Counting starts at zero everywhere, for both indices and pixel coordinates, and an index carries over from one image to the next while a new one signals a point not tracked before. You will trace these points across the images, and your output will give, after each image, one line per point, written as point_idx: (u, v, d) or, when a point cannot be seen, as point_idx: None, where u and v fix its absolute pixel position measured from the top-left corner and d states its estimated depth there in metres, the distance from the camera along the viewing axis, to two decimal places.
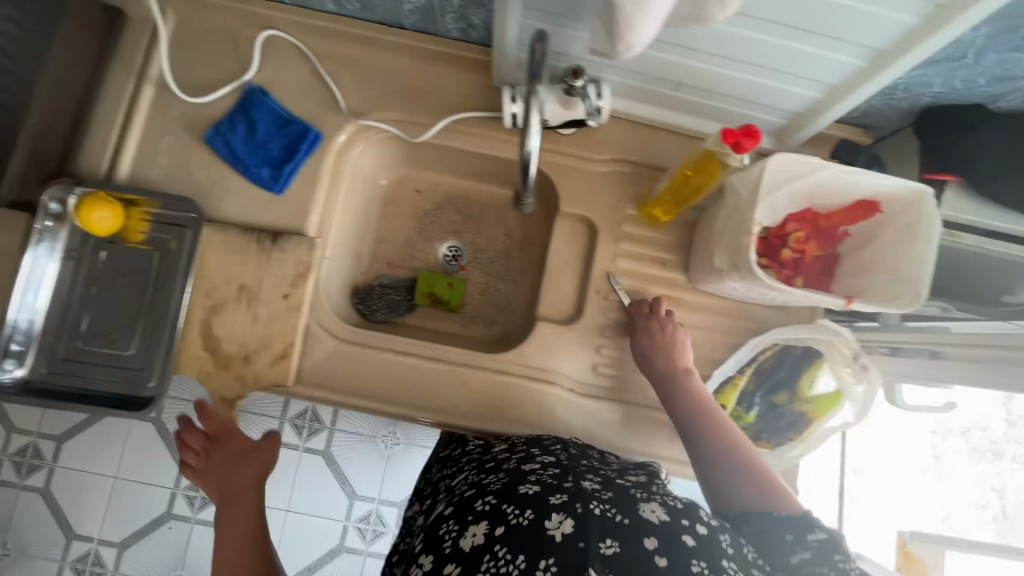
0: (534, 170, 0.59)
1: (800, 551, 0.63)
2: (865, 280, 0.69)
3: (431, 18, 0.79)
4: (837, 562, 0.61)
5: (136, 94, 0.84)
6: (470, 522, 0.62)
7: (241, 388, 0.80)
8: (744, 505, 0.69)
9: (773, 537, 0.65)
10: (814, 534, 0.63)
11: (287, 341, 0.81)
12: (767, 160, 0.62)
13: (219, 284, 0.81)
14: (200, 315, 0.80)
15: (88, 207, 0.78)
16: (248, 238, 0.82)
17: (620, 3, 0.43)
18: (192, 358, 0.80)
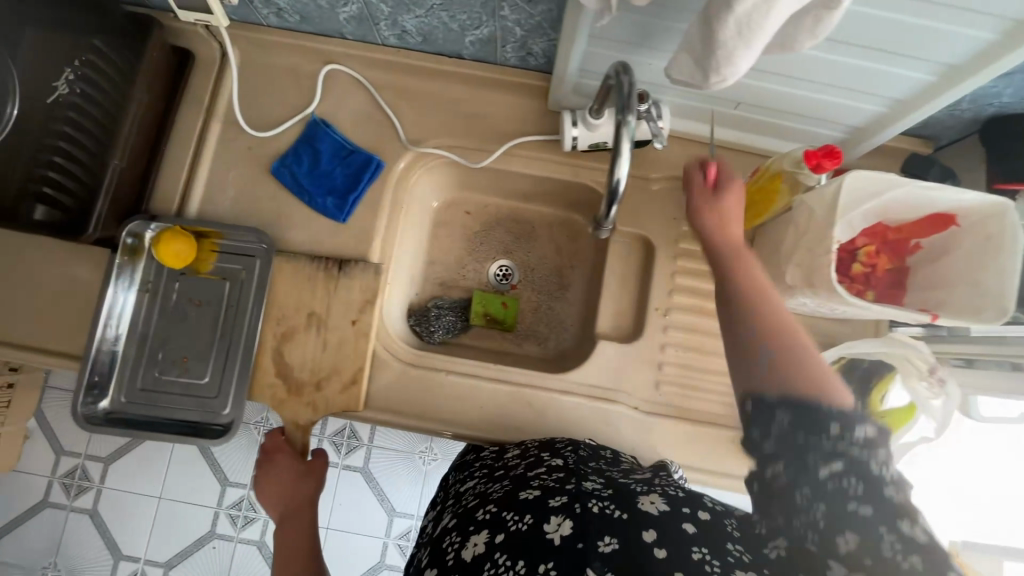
0: (620, 198, 0.60)
1: (833, 441, 0.47)
2: (942, 293, 0.69)
3: (491, 49, 0.81)
4: (872, 467, 0.46)
5: (204, 130, 0.88)
6: (471, 533, 0.62)
7: (313, 414, 0.82)
8: (778, 384, 0.51)
9: (813, 418, 0.48)
10: (864, 428, 0.47)
11: (355, 366, 0.82)
12: (843, 179, 0.62)
13: (288, 312, 0.83)
14: (272, 343, 0.83)
15: (164, 241, 0.81)
16: (316, 266, 0.84)
17: (720, 33, 0.44)
18: (266, 387, 0.82)
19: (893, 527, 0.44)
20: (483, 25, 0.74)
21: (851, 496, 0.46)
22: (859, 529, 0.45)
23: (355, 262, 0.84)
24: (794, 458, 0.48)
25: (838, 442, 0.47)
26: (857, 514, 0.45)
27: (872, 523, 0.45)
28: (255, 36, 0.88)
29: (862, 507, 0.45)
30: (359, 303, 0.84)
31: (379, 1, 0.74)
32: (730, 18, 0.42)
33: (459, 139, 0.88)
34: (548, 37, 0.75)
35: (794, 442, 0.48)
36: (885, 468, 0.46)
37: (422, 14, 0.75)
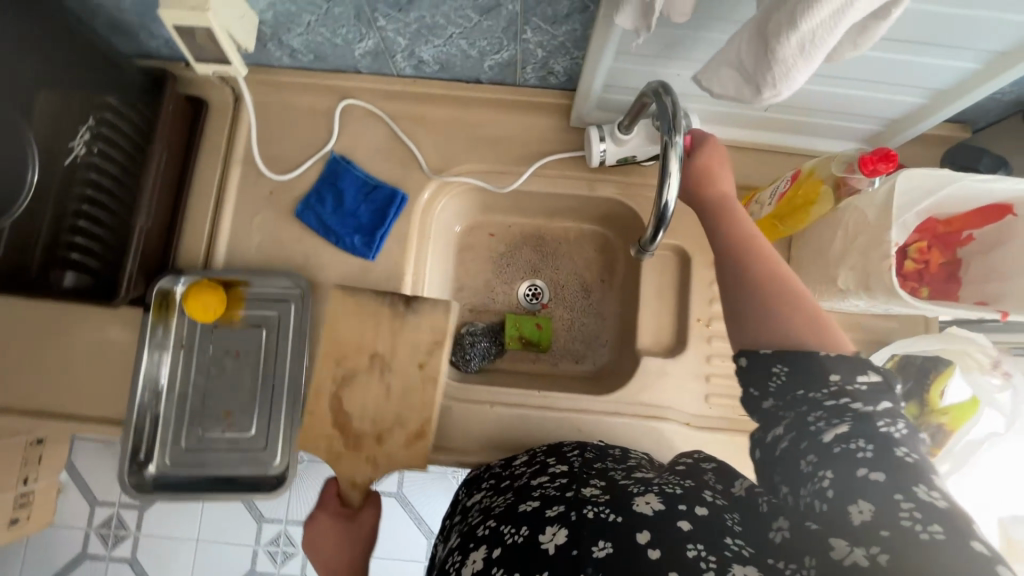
0: (668, 221, 0.58)
1: (833, 395, 0.45)
2: (1002, 285, 0.66)
3: (512, 71, 0.79)
4: (879, 425, 0.43)
5: (224, 179, 0.87)
6: (471, 549, 0.56)
7: (373, 470, 0.75)
8: (780, 341, 0.50)
9: (812, 369, 0.47)
10: (866, 377, 0.45)
11: (418, 419, 0.75)
12: (896, 179, 0.61)
13: (342, 357, 0.76)
14: (327, 390, 0.75)
15: (195, 295, 0.80)
16: (377, 305, 0.77)
17: (782, 47, 0.42)
18: (320, 439, 0.75)
19: (910, 496, 0.39)
20: (503, 49, 0.73)
21: (859, 461, 0.42)
22: (872, 498, 0.41)
23: (422, 299, 0.77)
24: (794, 423, 0.47)
25: (842, 403, 0.45)
26: (865, 480, 0.41)
27: (885, 489, 0.40)
28: (268, 78, 0.87)
29: (872, 472, 0.41)
30: (424, 347, 0.77)
31: (397, 35, 0.72)
32: (791, 32, 0.41)
33: (483, 164, 0.87)
34: (571, 56, 0.73)
35: (791, 401, 0.47)
36: (893, 426, 0.43)
37: (440, 43, 0.73)
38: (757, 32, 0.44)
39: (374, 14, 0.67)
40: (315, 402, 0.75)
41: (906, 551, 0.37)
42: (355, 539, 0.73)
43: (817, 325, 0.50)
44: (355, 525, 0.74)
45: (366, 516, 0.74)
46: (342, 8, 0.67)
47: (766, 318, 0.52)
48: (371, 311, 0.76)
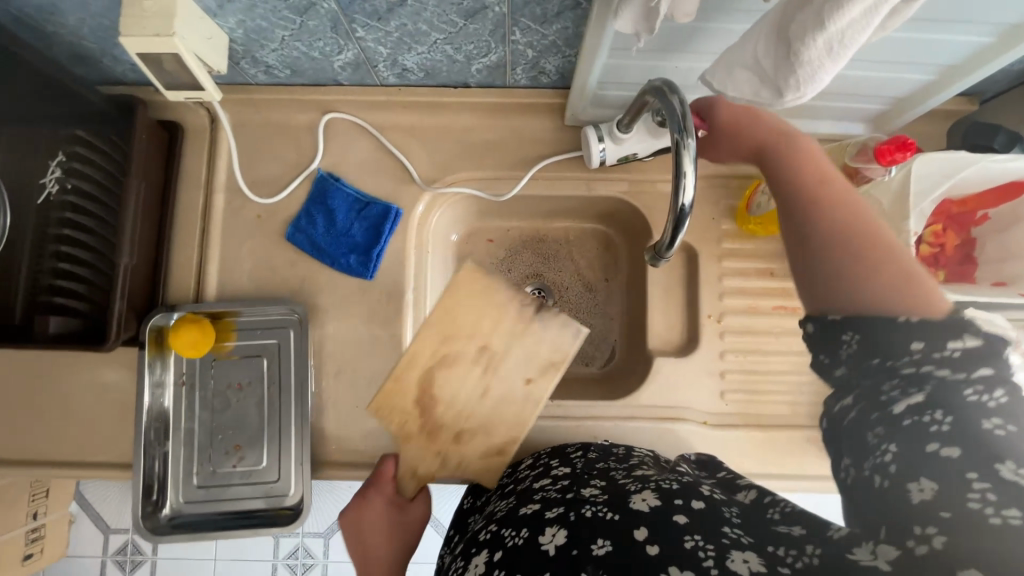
0: (686, 225, 0.53)
1: (914, 362, 0.42)
2: (1019, 265, 0.64)
3: (501, 73, 0.75)
4: (967, 394, 0.39)
5: (208, 206, 0.83)
6: (473, 555, 0.54)
7: (439, 467, 0.75)
8: (858, 306, 0.48)
9: (885, 338, 0.44)
10: (957, 341, 0.41)
11: (502, 435, 0.74)
12: (911, 166, 0.60)
13: (453, 342, 0.72)
14: (423, 364, 0.72)
15: (175, 330, 0.76)
16: (514, 298, 0.72)
17: (806, 50, 0.40)
18: (394, 411, 0.73)
19: (986, 475, 0.36)
20: (491, 51, 0.69)
21: (933, 435, 0.39)
22: (937, 475, 0.38)
23: (552, 309, 0.73)
24: (866, 393, 0.44)
25: (924, 371, 0.42)
26: (936, 456, 0.38)
27: (957, 467, 0.37)
28: (244, 97, 0.82)
29: (945, 448, 0.38)
30: (539, 356, 0.73)
31: (378, 45, 0.68)
32: (817, 33, 0.39)
33: (477, 171, 0.84)
34: (563, 54, 0.69)
35: (865, 371, 0.45)
36: (985, 395, 0.39)
37: (424, 50, 0.69)
38: (778, 33, 0.43)
39: (351, 25, 0.63)
40: (407, 372, 0.72)
41: (968, 533, 0.35)
42: (402, 529, 0.74)
43: (903, 285, 0.46)
44: (405, 515, 0.75)
45: (418, 508, 0.76)
46: (318, 21, 0.62)
47: (841, 281, 0.49)
48: (503, 302, 0.72)
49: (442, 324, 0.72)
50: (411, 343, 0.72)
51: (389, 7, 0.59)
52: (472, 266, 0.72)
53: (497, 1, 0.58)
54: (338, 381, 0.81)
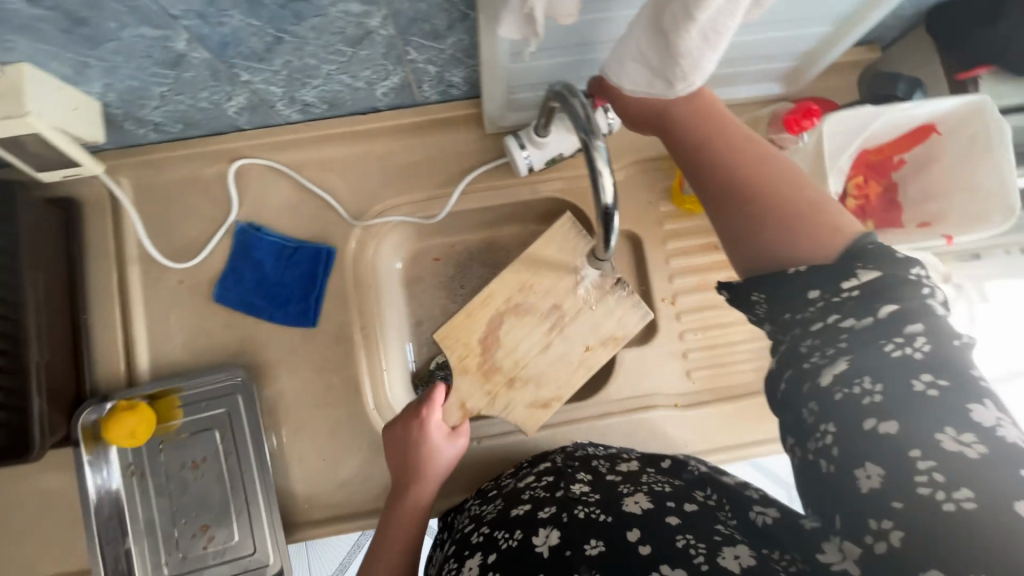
0: (615, 229, 0.52)
1: (825, 319, 0.43)
2: (941, 203, 0.66)
3: (409, 92, 0.72)
4: (886, 350, 0.41)
5: (123, 280, 0.77)
6: (467, 556, 0.55)
7: (488, 407, 0.74)
8: (763, 263, 0.49)
9: (794, 295, 0.45)
10: (854, 283, 0.43)
11: (554, 391, 0.74)
12: (822, 127, 0.60)
13: (528, 293, 0.74)
14: (495, 307, 0.74)
15: (111, 419, 0.69)
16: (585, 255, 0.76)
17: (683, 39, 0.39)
18: (458, 345, 0.74)
19: (930, 453, 0.37)
20: (391, 74, 0.66)
21: (868, 408, 0.40)
22: (885, 459, 0.38)
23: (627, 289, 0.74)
24: (790, 358, 0.45)
25: (835, 327, 0.43)
26: (875, 434, 0.39)
27: (900, 444, 0.38)
28: (140, 158, 0.76)
29: (883, 424, 0.39)
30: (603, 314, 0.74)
31: (269, 85, 0.63)
32: (688, 24, 0.38)
33: (407, 195, 0.81)
34: (466, 65, 0.67)
35: (782, 326, 0.46)
36: (907, 351, 0.40)
37: (321, 83, 0.65)
38: (653, 23, 0.41)
39: (232, 69, 0.58)
40: (477, 313, 0.74)
41: (922, 520, 0.36)
42: (440, 455, 0.69)
43: (806, 228, 0.47)
44: (449, 440, 0.70)
45: (462, 439, 0.71)
46: (194, 72, 0.57)
47: (746, 240, 0.50)
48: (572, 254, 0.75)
49: (524, 271, 0.75)
50: (489, 282, 0.75)
51: (268, 46, 0.55)
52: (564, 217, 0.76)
53: (381, 24, 0.54)
54: (301, 436, 0.78)
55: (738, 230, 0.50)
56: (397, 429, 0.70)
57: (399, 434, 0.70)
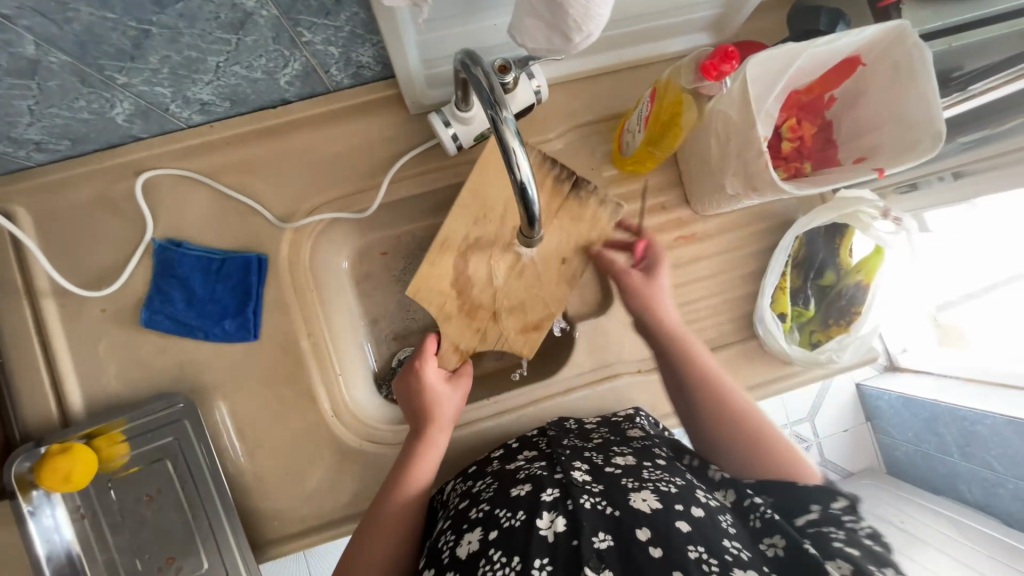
0: (536, 203, 0.49)
1: (816, 519, 0.55)
2: (874, 136, 0.65)
3: (316, 78, 0.66)
4: (847, 522, 0.54)
5: (38, 317, 0.71)
6: (465, 531, 0.56)
7: (481, 343, 0.69)
8: (760, 472, 0.62)
9: (793, 497, 0.57)
10: (837, 502, 0.56)
11: (543, 311, 0.69)
12: (745, 71, 0.57)
13: (485, 222, 0.64)
14: (458, 247, 0.64)
15: (44, 466, 0.65)
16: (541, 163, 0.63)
17: None
18: (433, 294, 0.66)
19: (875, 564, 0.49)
20: (290, 60, 0.60)
21: (835, 538, 0.52)
22: (849, 560, 0.49)
23: (590, 190, 0.65)
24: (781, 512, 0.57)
25: (829, 515, 0.55)
26: (842, 550, 0.50)
27: (860, 559, 0.49)
28: (34, 183, 0.70)
29: (847, 546, 0.51)
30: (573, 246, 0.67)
31: (153, 86, 0.58)
32: None
33: (336, 190, 0.76)
34: (371, 42, 0.62)
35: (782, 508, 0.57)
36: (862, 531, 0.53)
37: (213, 78, 0.59)
38: None
39: (103, 72, 0.53)
40: (440, 257, 0.64)
41: None
42: (445, 402, 0.69)
43: (786, 455, 0.63)
44: (452, 385, 0.70)
45: (464, 382, 0.71)
46: (59, 80, 0.51)
47: (746, 454, 0.63)
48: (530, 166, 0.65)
49: (472, 203, 0.63)
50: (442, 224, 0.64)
51: (135, 42, 0.49)
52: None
53: (259, 5, 0.49)
54: (259, 454, 0.75)
55: (730, 451, 0.64)
56: (404, 380, 0.70)
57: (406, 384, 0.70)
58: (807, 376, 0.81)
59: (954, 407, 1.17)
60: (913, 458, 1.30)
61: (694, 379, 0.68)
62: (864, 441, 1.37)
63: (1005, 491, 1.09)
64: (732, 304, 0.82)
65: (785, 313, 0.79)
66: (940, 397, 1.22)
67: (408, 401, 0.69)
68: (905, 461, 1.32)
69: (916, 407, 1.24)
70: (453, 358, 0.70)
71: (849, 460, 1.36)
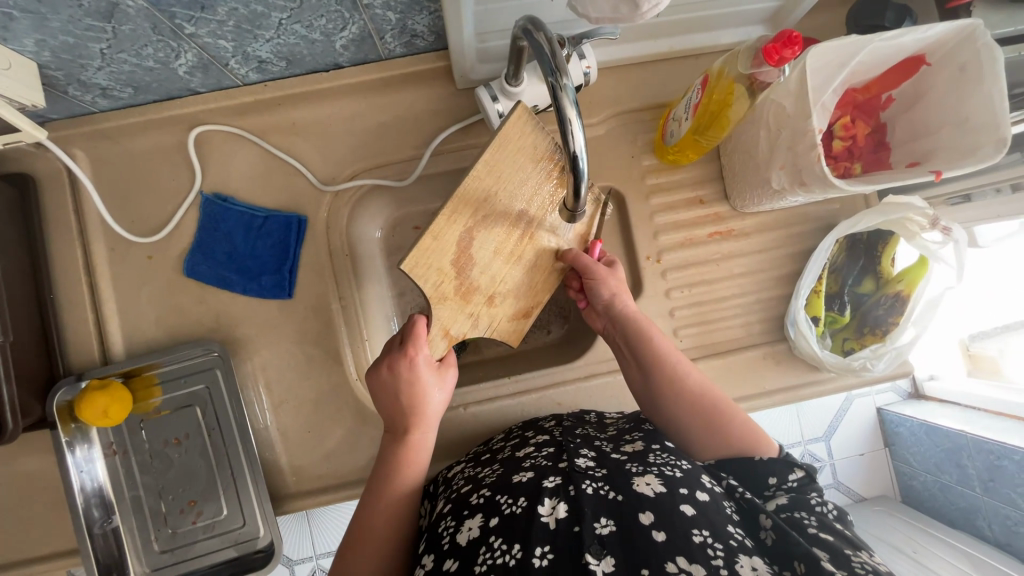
0: (585, 176, 0.49)
1: (776, 493, 0.58)
2: (932, 140, 0.64)
3: (371, 44, 0.68)
4: (815, 505, 0.56)
5: (88, 258, 0.74)
6: (465, 516, 0.55)
7: (473, 329, 0.65)
8: (728, 451, 0.62)
9: (757, 478, 0.59)
10: (795, 473, 0.59)
11: (534, 299, 0.68)
12: (805, 60, 0.56)
13: (504, 194, 0.61)
14: (465, 219, 0.60)
15: (82, 400, 0.68)
16: (547, 152, 0.62)
17: None
18: (431, 272, 0.59)
19: (845, 544, 0.51)
20: (349, 23, 0.62)
21: (808, 524, 0.54)
22: (827, 548, 0.50)
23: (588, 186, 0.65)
24: (753, 488, 0.60)
25: (796, 497, 0.57)
26: (815, 535, 0.52)
27: (836, 545, 0.51)
28: (96, 129, 0.73)
29: (822, 532, 0.52)
30: (580, 236, 0.67)
31: (217, 39, 0.60)
32: None
33: (377, 158, 0.77)
34: (428, 11, 0.63)
35: (753, 487, 0.60)
36: (823, 504, 0.56)
37: (274, 35, 0.61)
38: None
39: (174, 21, 0.55)
40: (445, 229, 0.59)
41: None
42: (436, 393, 0.63)
43: (742, 432, 0.62)
44: (439, 383, 0.63)
45: (451, 373, 0.65)
46: (133, 24, 0.54)
47: (713, 437, 0.62)
48: (534, 155, 0.62)
49: (487, 177, 0.60)
50: (456, 190, 0.59)
51: None
52: (520, 108, 0.60)
53: None
54: (283, 410, 0.76)
55: (696, 437, 0.63)
56: (387, 373, 0.62)
57: (390, 377, 0.62)
58: (835, 383, 0.79)
59: (980, 438, 1.12)
60: (931, 489, 1.25)
61: (650, 369, 0.66)
62: (881, 466, 1.33)
63: None
64: (761, 305, 0.81)
65: (817, 317, 0.78)
66: (966, 428, 1.16)
67: (393, 394, 0.62)
68: (922, 491, 1.27)
69: (939, 436, 1.19)
70: (442, 346, 0.64)
71: (863, 482, 1.33)
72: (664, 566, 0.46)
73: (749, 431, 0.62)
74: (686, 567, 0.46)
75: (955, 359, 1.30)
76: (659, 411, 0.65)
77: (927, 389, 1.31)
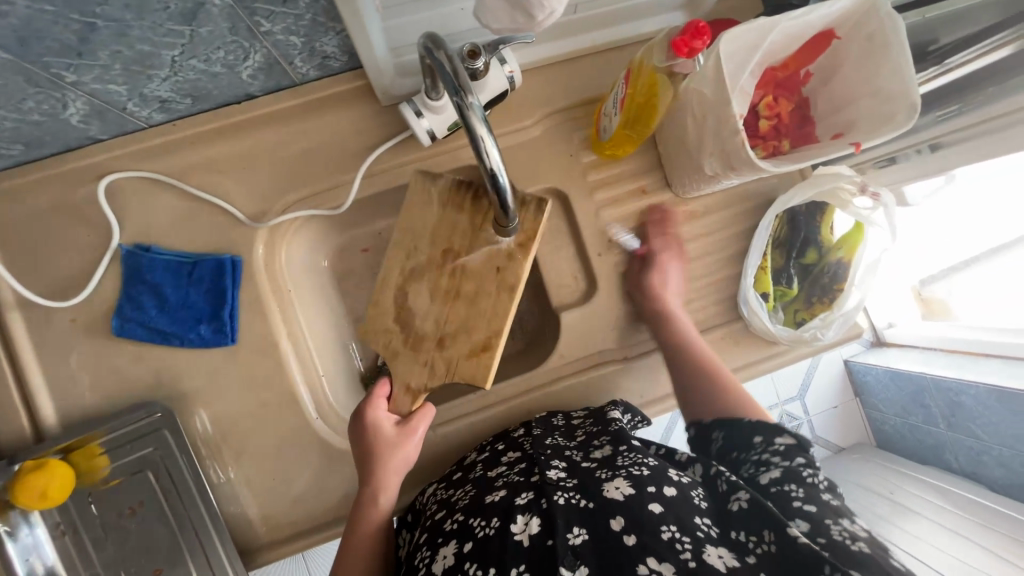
0: (508, 191, 0.48)
1: (764, 454, 0.61)
2: (851, 111, 0.65)
3: (281, 71, 0.65)
4: (806, 478, 0.57)
5: (4, 331, 0.69)
6: (440, 545, 0.54)
7: (432, 378, 0.64)
8: (722, 412, 0.67)
9: (742, 438, 0.63)
10: (782, 439, 0.61)
11: (489, 328, 0.63)
12: (717, 48, 0.56)
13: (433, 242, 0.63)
14: (397, 280, 0.64)
15: (18, 482, 0.63)
16: (452, 189, 0.63)
17: None
18: (379, 333, 0.65)
19: (825, 513, 0.53)
20: (250, 52, 0.58)
21: (795, 497, 0.55)
22: (809, 519, 0.53)
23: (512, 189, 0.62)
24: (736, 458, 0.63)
25: (790, 470, 0.58)
26: (801, 508, 0.54)
27: (821, 516, 0.53)
28: None
29: (807, 504, 0.54)
30: (528, 238, 0.61)
31: (106, 84, 0.55)
32: None
33: (306, 186, 0.73)
34: (333, 31, 0.60)
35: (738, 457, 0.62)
36: (815, 478, 0.57)
37: (169, 73, 0.57)
38: None
39: (50, 71, 0.50)
40: (380, 293, 0.65)
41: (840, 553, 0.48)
42: (395, 446, 0.64)
43: (736, 399, 0.67)
44: (398, 436, 0.64)
45: (416, 428, 0.65)
46: (2, 80, 0.49)
47: (712, 399, 0.68)
48: (443, 199, 0.63)
49: (407, 238, 0.64)
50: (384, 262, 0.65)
51: (80, 37, 0.47)
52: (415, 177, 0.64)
53: None
54: (243, 460, 0.73)
55: (699, 396, 0.70)
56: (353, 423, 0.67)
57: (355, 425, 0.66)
58: (794, 353, 0.81)
59: (942, 377, 1.16)
60: (901, 432, 1.31)
61: (668, 337, 0.75)
62: (854, 417, 1.37)
63: (989, 458, 1.12)
64: (715, 286, 0.82)
65: (765, 293, 0.79)
66: (929, 369, 1.20)
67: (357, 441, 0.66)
68: (893, 434, 1.32)
69: (904, 380, 1.23)
70: (406, 399, 0.65)
71: (838, 435, 1.38)
72: (636, 569, 0.47)
73: (740, 400, 0.67)
74: (658, 568, 0.46)
75: (911, 305, 1.36)
76: (678, 370, 0.73)
77: (889, 336, 1.35)
